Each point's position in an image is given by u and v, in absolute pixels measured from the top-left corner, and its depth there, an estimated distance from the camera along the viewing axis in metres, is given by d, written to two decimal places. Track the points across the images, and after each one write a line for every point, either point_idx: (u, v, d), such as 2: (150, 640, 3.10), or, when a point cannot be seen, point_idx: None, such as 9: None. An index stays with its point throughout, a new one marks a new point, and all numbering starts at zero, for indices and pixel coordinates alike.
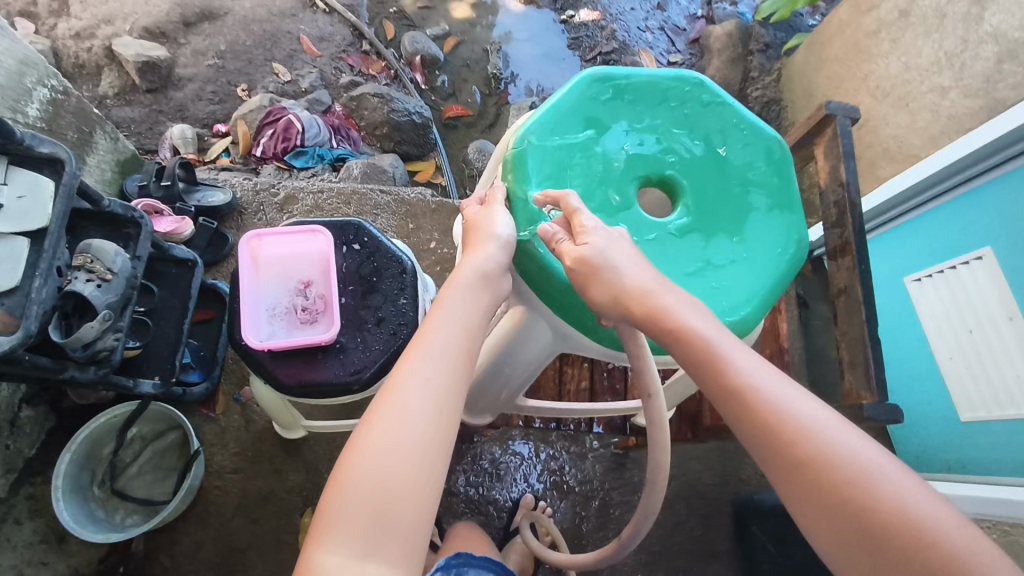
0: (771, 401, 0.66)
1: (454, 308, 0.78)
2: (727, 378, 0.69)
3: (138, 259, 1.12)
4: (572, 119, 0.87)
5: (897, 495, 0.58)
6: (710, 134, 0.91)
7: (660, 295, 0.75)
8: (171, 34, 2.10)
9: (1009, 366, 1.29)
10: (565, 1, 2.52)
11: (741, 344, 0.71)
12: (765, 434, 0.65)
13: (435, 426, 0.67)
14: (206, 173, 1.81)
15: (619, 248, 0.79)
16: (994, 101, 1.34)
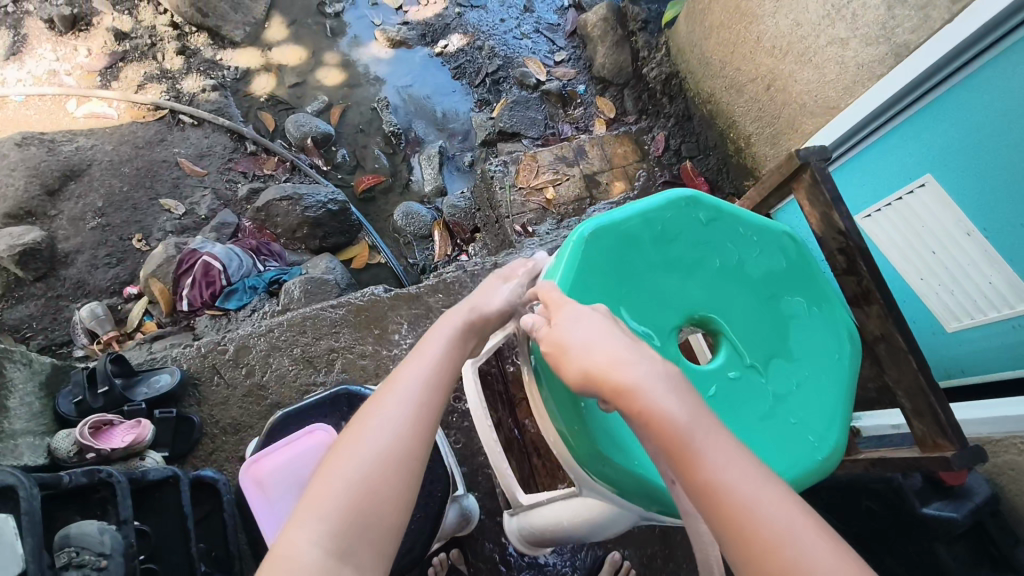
0: (745, 505, 0.57)
1: (445, 328, 0.80)
2: (700, 478, 0.59)
3: (126, 523, 1.00)
4: (594, 281, 0.84)
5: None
6: (727, 251, 0.91)
7: (624, 368, 0.65)
8: (38, 210, 1.88)
9: (977, 278, 1.26)
10: (433, 33, 2.42)
11: (718, 434, 0.61)
12: (742, 544, 0.56)
13: (409, 439, 0.67)
14: (138, 353, 1.64)
15: (589, 322, 0.70)
16: (898, 46, 1.36)
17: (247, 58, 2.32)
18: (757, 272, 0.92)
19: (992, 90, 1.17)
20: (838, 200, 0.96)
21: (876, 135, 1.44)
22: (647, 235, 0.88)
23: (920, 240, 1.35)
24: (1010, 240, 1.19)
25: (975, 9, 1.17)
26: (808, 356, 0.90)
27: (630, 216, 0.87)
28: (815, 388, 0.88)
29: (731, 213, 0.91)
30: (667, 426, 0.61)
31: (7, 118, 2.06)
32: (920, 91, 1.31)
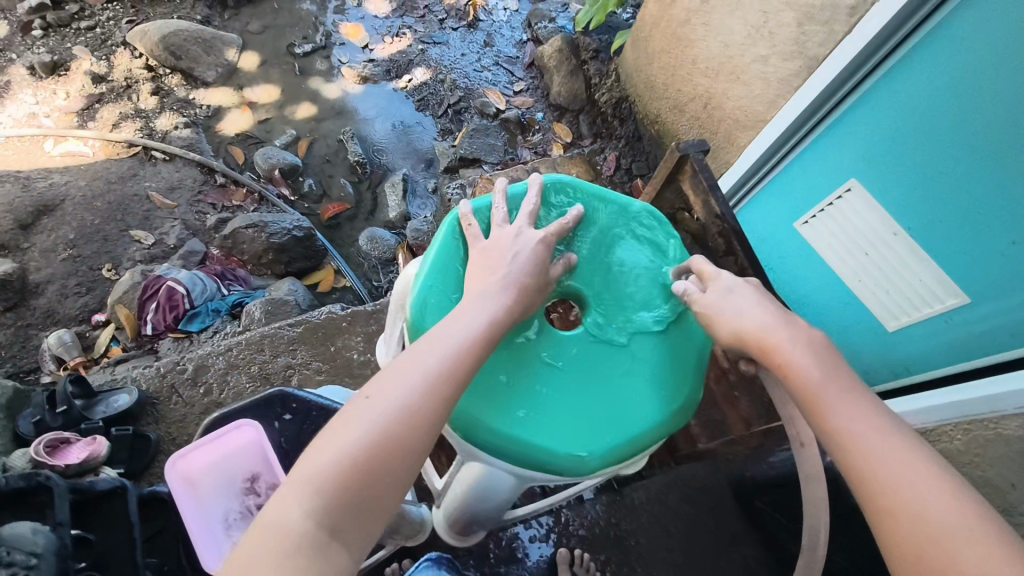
0: (869, 450, 0.69)
1: (480, 312, 0.81)
2: (831, 424, 0.73)
3: (62, 525, 1.04)
4: (462, 258, 0.97)
5: (985, 575, 0.59)
6: (580, 224, 1.05)
7: (773, 332, 0.81)
8: (11, 243, 1.96)
9: (904, 277, 1.33)
10: (397, 68, 2.54)
11: (854, 396, 0.74)
12: (860, 484, 0.69)
13: (416, 423, 0.70)
14: (101, 375, 1.69)
15: (734, 297, 0.88)
16: (809, 59, 1.42)
17: (220, 96, 2.42)
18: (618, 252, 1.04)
19: (896, 92, 1.23)
20: (713, 187, 1.07)
21: (802, 143, 1.50)
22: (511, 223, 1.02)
23: (854, 242, 1.39)
24: (926, 236, 1.25)
25: (873, 14, 1.23)
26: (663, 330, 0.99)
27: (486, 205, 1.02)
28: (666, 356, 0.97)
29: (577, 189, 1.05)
30: (804, 382, 0.76)
31: None
32: (837, 98, 1.37)
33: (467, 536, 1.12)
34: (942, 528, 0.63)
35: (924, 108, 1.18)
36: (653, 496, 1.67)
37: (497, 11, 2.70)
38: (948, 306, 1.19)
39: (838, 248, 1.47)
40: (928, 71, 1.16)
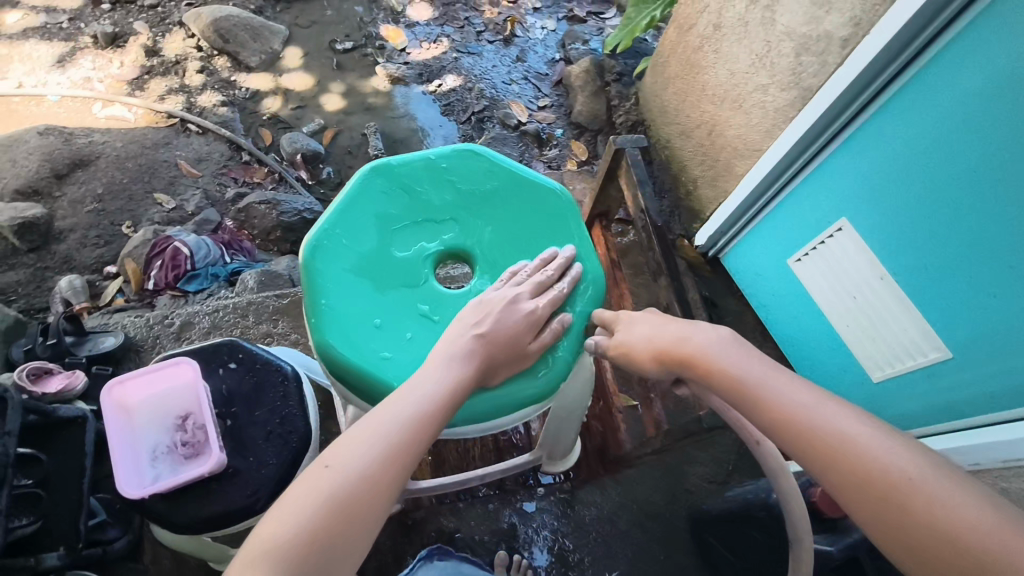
0: (770, 390, 0.79)
1: (436, 374, 0.83)
2: (730, 374, 0.82)
3: (9, 434, 1.12)
4: (368, 207, 1.00)
5: (883, 456, 0.69)
6: (492, 191, 1.04)
7: (690, 340, 0.88)
8: (45, 190, 2.11)
9: (895, 322, 1.41)
10: (429, 73, 2.64)
11: (742, 351, 0.84)
12: (777, 423, 0.76)
13: (376, 483, 0.73)
14: (97, 320, 1.79)
15: (641, 324, 0.94)
16: (805, 90, 1.48)
17: (261, 81, 2.56)
18: (529, 219, 1.03)
19: (885, 130, 1.30)
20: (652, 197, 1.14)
21: (798, 177, 1.57)
22: (427, 178, 1.04)
23: (844, 283, 1.51)
24: (915, 273, 1.32)
25: (859, 51, 1.29)
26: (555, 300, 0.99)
27: (404, 162, 1.04)
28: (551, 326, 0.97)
29: (496, 162, 1.05)
30: (741, 380, 0.81)
31: (39, 113, 2.33)
32: (830, 132, 1.44)
33: None
34: (843, 437, 0.72)
35: (911, 147, 1.25)
36: (605, 515, 1.59)
37: (534, 29, 2.78)
38: (930, 358, 1.33)
39: (827, 287, 1.58)
40: (913, 112, 1.22)
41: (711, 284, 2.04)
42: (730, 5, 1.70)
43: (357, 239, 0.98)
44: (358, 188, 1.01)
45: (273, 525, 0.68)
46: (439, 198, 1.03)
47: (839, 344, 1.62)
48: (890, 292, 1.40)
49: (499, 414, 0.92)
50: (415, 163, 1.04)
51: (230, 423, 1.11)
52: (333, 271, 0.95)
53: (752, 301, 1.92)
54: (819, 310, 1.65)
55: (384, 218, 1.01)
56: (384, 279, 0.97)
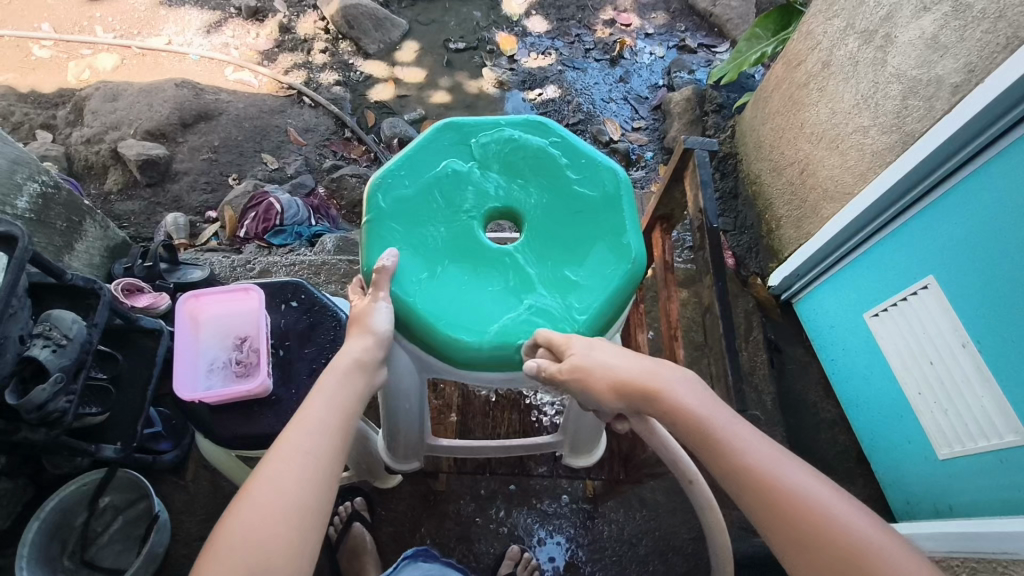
0: (729, 438, 0.77)
1: (330, 392, 0.86)
2: (689, 415, 0.80)
3: (95, 326, 1.23)
4: (434, 156, 1.05)
5: (831, 515, 0.70)
6: (553, 163, 1.06)
7: (657, 374, 0.84)
8: (170, 135, 2.33)
9: (971, 396, 1.31)
10: (533, 81, 2.71)
11: (702, 394, 0.82)
12: (736, 475, 0.75)
13: (305, 496, 0.74)
14: (190, 255, 1.95)
15: (602, 349, 0.88)
16: (906, 134, 1.43)
17: (375, 67, 2.72)
18: (583, 193, 1.04)
19: (986, 187, 1.23)
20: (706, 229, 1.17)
21: (887, 228, 1.51)
22: (492, 138, 1.07)
23: (921, 346, 1.42)
24: (997, 341, 1.24)
25: (966, 103, 1.24)
26: (586, 274, 0.98)
27: (476, 121, 1.08)
28: (582, 293, 0.97)
29: (563, 137, 1.08)
30: (693, 416, 0.80)
31: (180, 68, 2.59)
32: (926, 185, 1.38)
33: (398, 462, 1.20)
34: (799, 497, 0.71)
35: (1011, 207, 1.18)
36: (625, 537, 1.52)
37: (643, 54, 2.81)
38: (1004, 441, 1.22)
39: (902, 348, 1.49)
40: (1017, 172, 1.16)
41: (780, 328, 1.95)
42: (842, 44, 1.67)
43: (419, 182, 1.03)
44: (430, 139, 1.07)
45: (223, 547, 0.69)
46: (501, 161, 1.06)
47: (907, 412, 1.52)
48: (971, 362, 1.31)
49: (511, 367, 0.94)
50: (486, 123, 1.09)
51: (281, 353, 1.19)
52: (392, 206, 1.01)
53: (821, 354, 1.83)
54: (891, 371, 1.55)
55: (448, 167, 1.04)
56: (435, 220, 1.01)
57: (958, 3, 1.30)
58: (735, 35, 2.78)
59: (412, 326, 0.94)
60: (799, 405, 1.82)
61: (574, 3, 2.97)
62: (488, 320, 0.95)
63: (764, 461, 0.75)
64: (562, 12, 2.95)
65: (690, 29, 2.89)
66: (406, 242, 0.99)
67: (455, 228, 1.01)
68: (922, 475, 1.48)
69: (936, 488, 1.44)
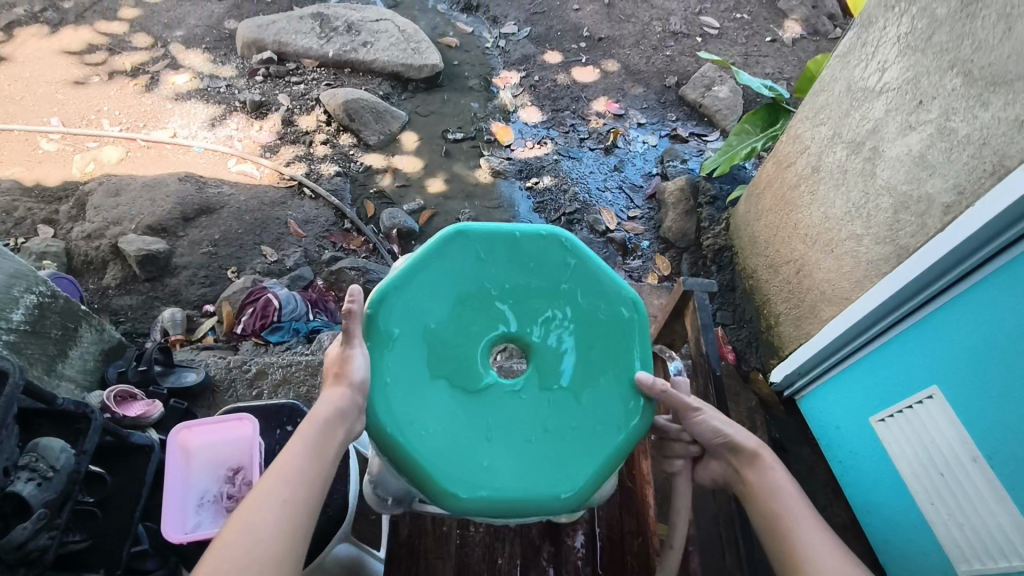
0: (781, 500, 0.98)
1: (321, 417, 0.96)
2: (763, 477, 1.02)
3: (84, 453, 1.20)
4: (437, 270, 1.06)
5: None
6: (561, 285, 1.09)
7: (760, 447, 1.05)
8: (171, 229, 2.35)
9: (985, 512, 1.27)
10: (530, 171, 2.77)
11: (777, 468, 1.02)
12: (771, 522, 0.97)
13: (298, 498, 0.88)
14: (185, 354, 1.93)
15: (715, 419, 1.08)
16: (900, 247, 1.45)
17: (375, 158, 2.79)
18: (596, 328, 1.08)
19: (985, 304, 1.24)
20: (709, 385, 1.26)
21: (886, 334, 1.50)
22: (503, 251, 1.09)
23: (930, 456, 1.39)
24: (1011, 459, 1.21)
25: (960, 221, 1.27)
26: (588, 418, 1.02)
27: (485, 232, 1.09)
28: (591, 443, 1.00)
29: (575, 255, 1.10)
30: (761, 477, 1.02)
31: (183, 161, 2.64)
32: (923, 296, 1.38)
33: None
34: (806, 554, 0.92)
35: (1011, 326, 1.18)
36: None
37: (636, 143, 2.89)
38: None
39: (911, 456, 1.46)
40: (1014, 294, 1.17)
41: (784, 426, 1.92)
42: (830, 151, 1.72)
43: (424, 299, 1.04)
44: (439, 248, 1.06)
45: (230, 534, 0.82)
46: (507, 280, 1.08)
47: (919, 524, 1.47)
48: (983, 477, 1.28)
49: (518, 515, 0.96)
50: (498, 240, 1.09)
51: None
52: (397, 328, 1.02)
53: (826, 453, 1.79)
54: (901, 478, 1.51)
55: (454, 286, 1.06)
56: (441, 359, 1.02)
57: (941, 126, 1.35)
58: (725, 125, 2.87)
59: (417, 482, 0.94)
60: None
61: (568, 95, 3.08)
62: (488, 463, 0.96)
63: (796, 522, 0.95)
64: (556, 103, 3.05)
65: (681, 119, 2.98)
66: (407, 372, 1.00)
67: (462, 368, 1.02)
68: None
69: None
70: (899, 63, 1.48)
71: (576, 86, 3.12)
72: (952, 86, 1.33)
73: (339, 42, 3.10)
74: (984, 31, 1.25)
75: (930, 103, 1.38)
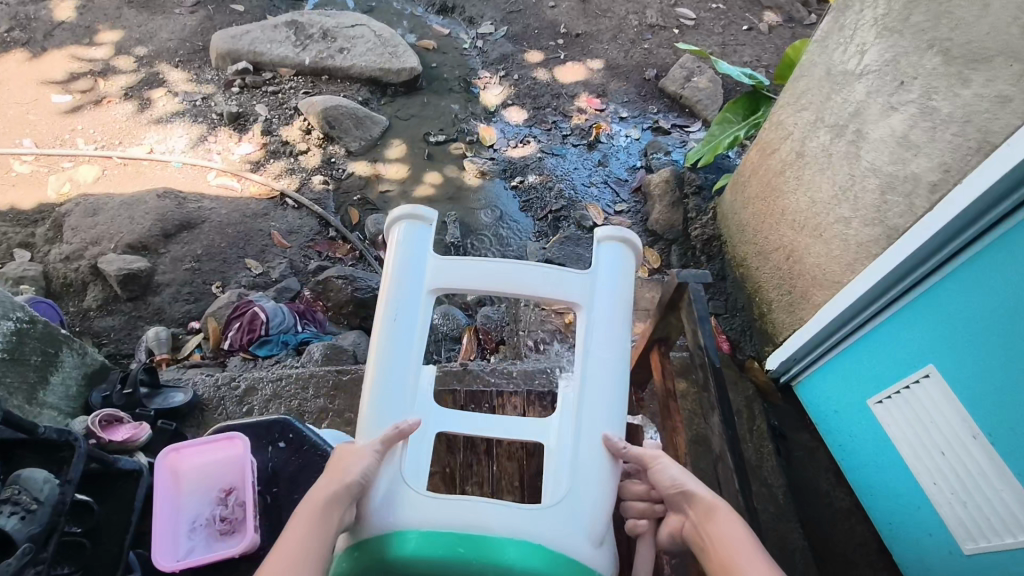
0: (738, 555, 0.89)
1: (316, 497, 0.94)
2: (714, 531, 0.94)
3: (69, 482, 1.15)
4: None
5: None
6: None
7: (715, 500, 0.97)
8: (152, 246, 2.30)
9: (989, 490, 1.27)
10: (514, 170, 2.75)
11: (731, 517, 0.94)
12: None
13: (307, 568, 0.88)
14: (171, 374, 1.88)
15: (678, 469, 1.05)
16: (889, 228, 1.44)
17: (357, 165, 2.75)
18: None
19: (978, 282, 1.23)
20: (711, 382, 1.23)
21: (880, 316, 1.49)
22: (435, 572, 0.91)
23: (929, 435, 1.38)
24: (1009, 435, 1.21)
25: (948, 200, 1.26)
26: None
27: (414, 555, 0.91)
28: None
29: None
30: (715, 534, 0.94)
31: (162, 176, 2.59)
32: (915, 277, 1.38)
33: None
34: None
35: (1007, 301, 1.16)
36: None
37: (618, 137, 2.88)
38: None
39: (910, 436, 1.45)
40: (1008, 270, 1.16)
41: (782, 413, 1.91)
42: (814, 136, 1.71)
43: None
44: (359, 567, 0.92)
45: None
46: None
47: (923, 505, 1.46)
48: (984, 455, 1.27)
49: None
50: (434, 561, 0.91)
51: (268, 499, 1.16)
52: None
53: (824, 438, 1.78)
54: (902, 459, 1.50)
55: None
56: None
57: (924, 105, 1.35)
58: (707, 115, 2.86)
59: None
60: (809, 495, 1.76)
61: (549, 92, 3.06)
62: None
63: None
64: (537, 101, 3.03)
65: (662, 111, 2.97)
66: None
67: None
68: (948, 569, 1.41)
69: None
70: (877, 44, 1.47)
71: (557, 83, 3.11)
72: (932, 65, 1.32)
73: (315, 50, 3.07)
74: (962, 9, 1.25)
75: (911, 83, 1.38)
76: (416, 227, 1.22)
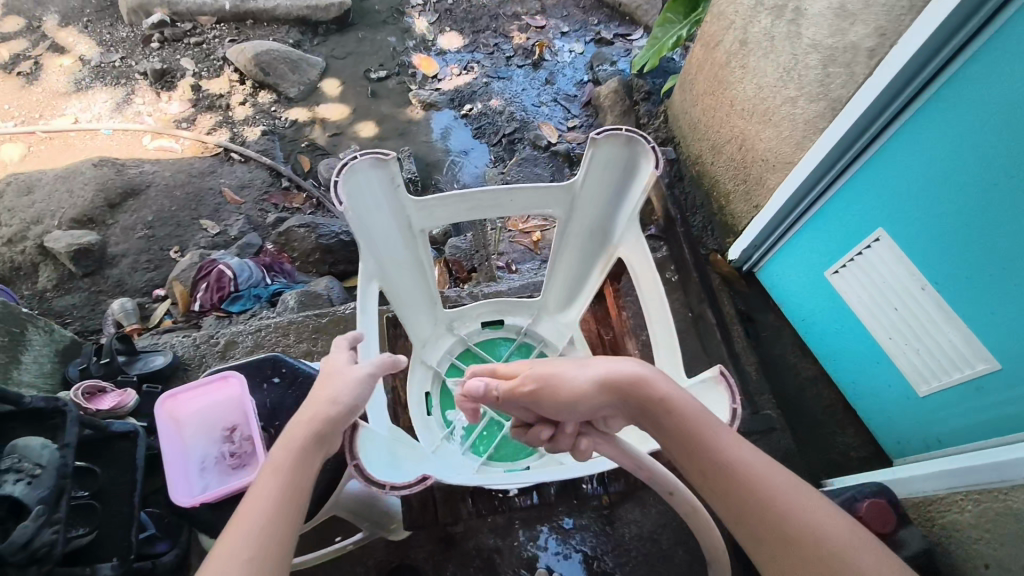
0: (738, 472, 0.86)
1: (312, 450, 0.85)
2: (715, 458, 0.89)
3: (68, 446, 1.16)
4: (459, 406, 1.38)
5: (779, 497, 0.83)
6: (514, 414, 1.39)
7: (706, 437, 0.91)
8: (99, 219, 2.21)
9: (939, 334, 1.36)
10: (462, 98, 2.70)
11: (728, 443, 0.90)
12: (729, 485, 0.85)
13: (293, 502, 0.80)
14: (145, 340, 1.86)
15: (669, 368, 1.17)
16: (832, 100, 1.49)
17: (298, 111, 2.66)
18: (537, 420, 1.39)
19: (928, 129, 1.27)
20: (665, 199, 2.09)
21: (832, 189, 1.56)
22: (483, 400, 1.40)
23: (883, 295, 1.47)
24: (954, 278, 1.29)
25: (886, 62, 1.31)
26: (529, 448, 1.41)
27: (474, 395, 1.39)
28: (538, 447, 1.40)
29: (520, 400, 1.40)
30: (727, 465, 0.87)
31: (94, 146, 2.47)
32: (868, 136, 1.41)
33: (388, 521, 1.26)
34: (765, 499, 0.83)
35: (946, 150, 1.23)
36: (646, 533, 1.39)
37: (562, 53, 2.83)
38: (978, 369, 1.27)
39: (866, 298, 1.54)
40: (944, 121, 1.23)
41: (748, 298, 1.99)
42: (755, 20, 1.73)
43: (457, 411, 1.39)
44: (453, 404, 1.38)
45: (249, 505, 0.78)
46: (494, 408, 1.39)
47: (884, 362, 1.57)
48: (932, 303, 1.36)
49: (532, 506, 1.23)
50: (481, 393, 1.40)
51: (271, 432, 1.18)
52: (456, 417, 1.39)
53: (790, 316, 1.87)
54: (859, 322, 1.60)
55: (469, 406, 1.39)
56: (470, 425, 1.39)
57: None
58: (648, 21, 2.84)
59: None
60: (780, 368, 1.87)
61: (486, 14, 2.99)
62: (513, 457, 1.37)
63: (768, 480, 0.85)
64: (475, 25, 2.96)
65: (603, 21, 2.94)
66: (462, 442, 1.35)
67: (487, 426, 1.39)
68: (909, 413, 1.53)
69: (922, 423, 1.50)
70: None
71: (493, 4, 3.02)
72: None
73: None
74: None
75: None
76: (378, 173, 1.14)
